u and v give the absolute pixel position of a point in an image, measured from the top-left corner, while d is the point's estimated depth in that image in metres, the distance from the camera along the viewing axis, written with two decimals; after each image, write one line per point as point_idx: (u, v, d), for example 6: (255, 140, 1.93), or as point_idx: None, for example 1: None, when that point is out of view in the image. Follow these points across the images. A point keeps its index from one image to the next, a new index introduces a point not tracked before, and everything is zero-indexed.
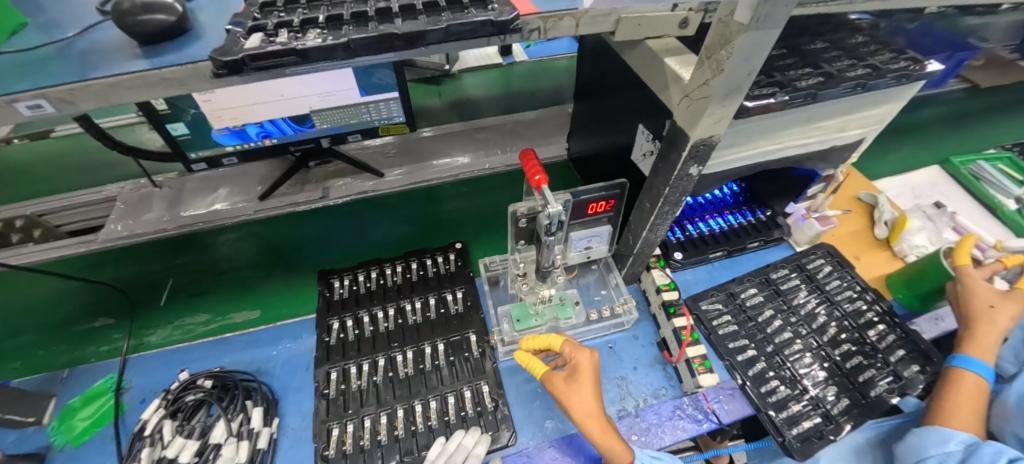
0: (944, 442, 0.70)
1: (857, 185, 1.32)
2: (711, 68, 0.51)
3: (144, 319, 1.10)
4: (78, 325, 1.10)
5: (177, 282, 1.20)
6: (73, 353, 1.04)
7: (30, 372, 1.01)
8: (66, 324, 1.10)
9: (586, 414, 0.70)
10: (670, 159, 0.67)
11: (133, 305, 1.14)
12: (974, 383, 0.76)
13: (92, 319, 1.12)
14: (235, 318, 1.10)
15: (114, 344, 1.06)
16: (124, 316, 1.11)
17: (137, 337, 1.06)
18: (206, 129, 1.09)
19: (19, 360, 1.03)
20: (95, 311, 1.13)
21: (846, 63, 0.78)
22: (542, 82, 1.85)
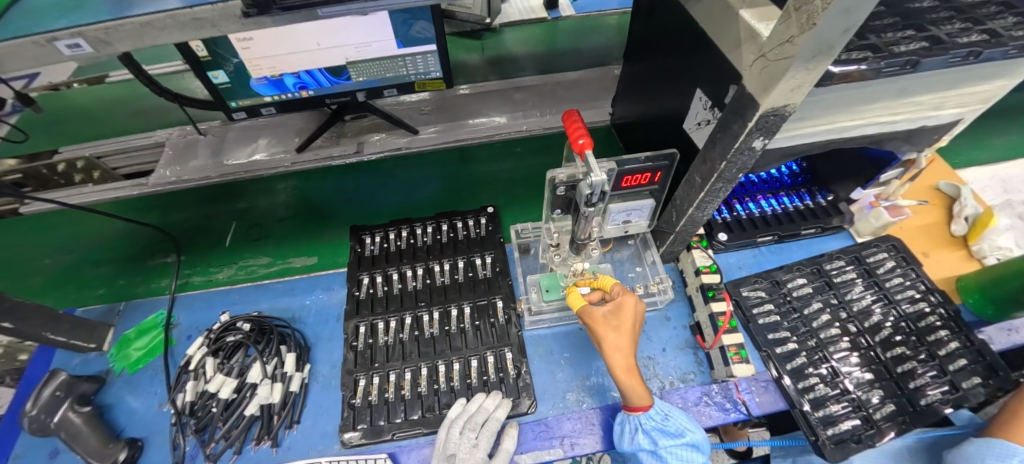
0: (1007, 456, 0.64)
1: (938, 173, 1.18)
2: (798, 22, 0.44)
3: (205, 260, 1.16)
4: (150, 259, 1.17)
5: (240, 225, 1.25)
6: (149, 284, 1.12)
7: (112, 300, 1.09)
8: (140, 258, 1.18)
9: (615, 349, 0.71)
10: (732, 130, 0.59)
11: (198, 244, 1.20)
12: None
13: (165, 254, 1.19)
14: (294, 263, 1.14)
15: (184, 278, 1.12)
16: (193, 254, 1.18)
17: (205, 273, 1.13)
18: (247, 79, 1.09)
19: (104, 287, 1.12)
20: (164, 247, 1.20)
21: (958, 26, 0.66)
22: (589, 40, 1.73)
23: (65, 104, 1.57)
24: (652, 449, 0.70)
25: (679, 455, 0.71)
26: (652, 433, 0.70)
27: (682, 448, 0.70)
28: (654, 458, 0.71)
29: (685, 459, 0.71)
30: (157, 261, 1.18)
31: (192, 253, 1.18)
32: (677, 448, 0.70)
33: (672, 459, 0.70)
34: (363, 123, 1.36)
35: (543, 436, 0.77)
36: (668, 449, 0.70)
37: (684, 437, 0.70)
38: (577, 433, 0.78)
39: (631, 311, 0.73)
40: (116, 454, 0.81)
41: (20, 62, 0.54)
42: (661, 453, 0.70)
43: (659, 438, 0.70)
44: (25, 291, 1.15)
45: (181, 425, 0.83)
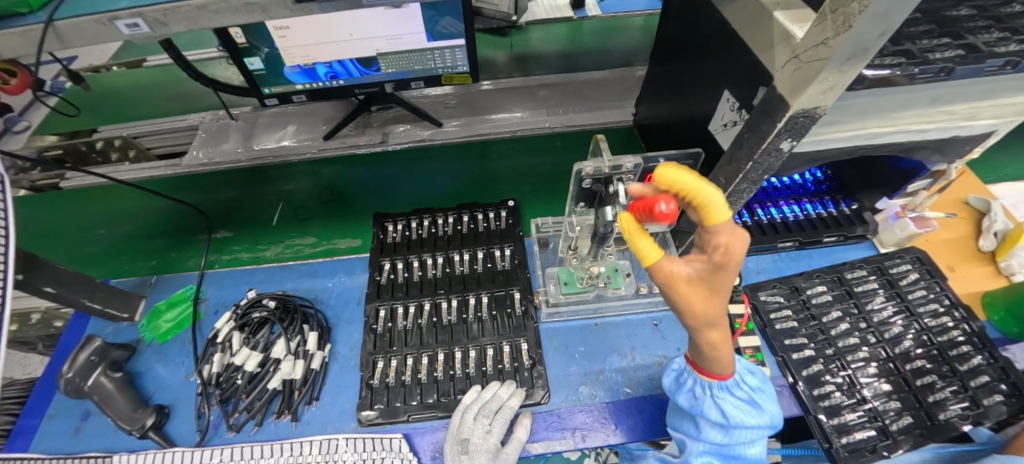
0: None
1: (969, 188, 1.15)
2: (834, 24, 0.44)
3: (255, 236, 1.21)
4: (201, 234, 1.23)
5: (286, 207, 1.29)
6: (201, 258, 1.18)
7: (164, 270, 1.15)
8: (189, 232, 1.23)
9: (706, 329, 0.50)
10: (760, 131, 0.60)
11: (244, 221, 1.25)
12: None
13: (215, 230, 1.24)
14: (339, 244, 1.18)
15: (234, 255, 1.17)
16: (241, 231, 1.23)
17: (253, 250, 1.18)
18: (280, 67, 1.12)
19: (150, 259, 1.18)
20: (214, 223, 1.25)
21: (995, 36, 0.66)
22: (614, 41, 1.73)
23: (104, 85, 1.63)
24: (724, 423, 0.64)
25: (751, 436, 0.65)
26: (730, 406, 0.64)
27: (759, 425, 0.65)
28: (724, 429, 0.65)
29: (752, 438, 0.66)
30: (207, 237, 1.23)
31: (241, 229, 1.24)
32: (752, 430, 0.65)
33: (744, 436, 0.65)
34: (389, 114, 1.39)
35: (555, 426, 0.79)
36: (745, 426, 0.64)
37: (761, 416, 0.65)
38: (588, 426, 0.79)
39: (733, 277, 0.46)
40: (144, 419, 0.84)
41: (85, 39, 0.57)
42: (735, 428, 0.64)
43: (734, 414, 0.64)
44: (80, 259, 1.21)
45: (207, 395, 0.87)
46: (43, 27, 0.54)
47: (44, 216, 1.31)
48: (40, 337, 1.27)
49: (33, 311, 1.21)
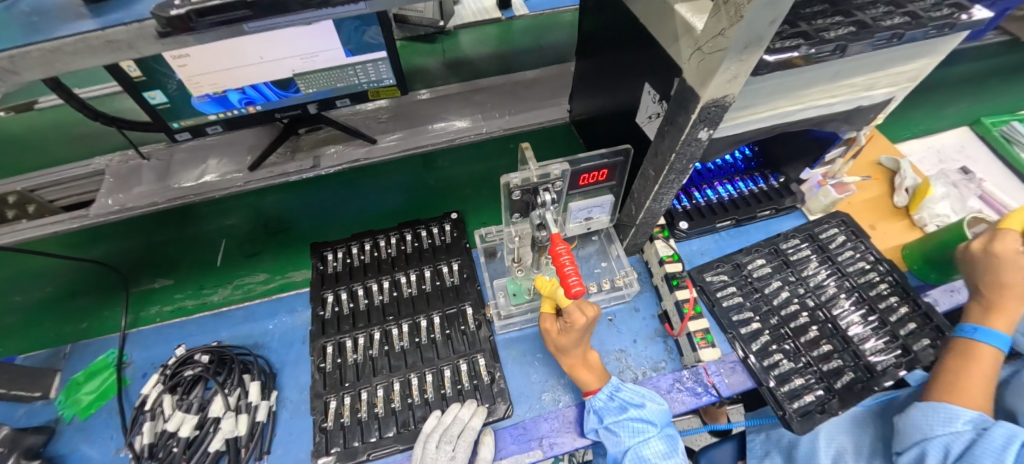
0: (951, 421, 0.64)
1: (879, 149, 1.24)
2: (727, 15, 0.45)
3: (198, 280, 1.11)
4: (138, 286, 1.11)
5: (230, 242, 1.20)
6: (136, 314, 1.05)
7: (96, 334, 1.03)
8: (124, 285, 1.11)
9: (562, 353, 0.76)
10: (678, 122, 0.60)
11: (187, 265, 1.15)
12: (990, 359, 0.70)
13: (152, 279, 1.13)
14: (295, 276, 1.10)
15: (177, 303, 1.07)
16: (182, 277, 1.12)
17: (198, 296, 1.08)
18: (187, 98, 1.03)
19: (67, 325, 1.05)
20: (151, 272, 1.14)
21: (881, 11, 0.70)
22: (546, 38, 1.74)
23: None
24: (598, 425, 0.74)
25: (632, 428, 0.72)
26: (601, 410, 0.74)
27: (625, 420, 0.72)
28: (611, 435, 0.72)
29: (639, 431, 0.72)
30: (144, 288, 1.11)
31: (183, 276, 1.13)
32: (627, 422, 0.72)
33: (626, 434, 0.71)
34: (318, 136, 1.32)
35: (522, 438, 0.77)
36: (618, 423, 0.72)
37: (629, 412, 0.72)
38: (555, 433, 0.77)
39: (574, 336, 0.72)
40: None
41: None
42: (613, 428, 0.72)
43: (605, 415, 0.73)
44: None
45: None
46: None
47: None
48: None
49: None
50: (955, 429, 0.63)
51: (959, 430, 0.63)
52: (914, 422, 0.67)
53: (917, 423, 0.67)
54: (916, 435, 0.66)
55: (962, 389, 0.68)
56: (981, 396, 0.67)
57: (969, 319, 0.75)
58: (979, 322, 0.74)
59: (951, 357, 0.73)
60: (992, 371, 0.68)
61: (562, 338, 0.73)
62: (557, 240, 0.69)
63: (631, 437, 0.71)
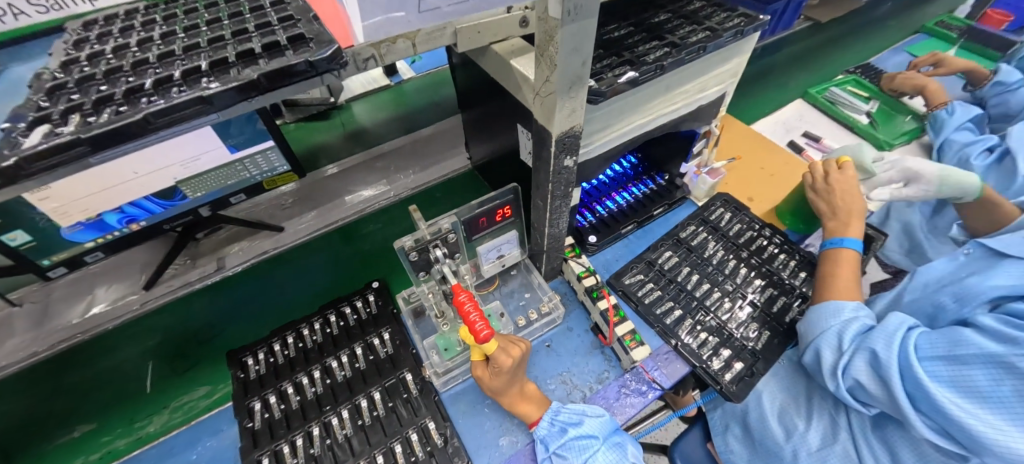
0: (841, 311, 0.81)
1: (737, 133, 1.44)
2: (547, 65, 0.53)
3: (120, 415, 0.98)
4: (49, 442, 0.94)
5: (158, 362, 1.06)
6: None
7: None
8: (30, 444, 0.94)
9: (499, 395, 0.77)
10: (544, 156, 0.67)
11: (111, 401, 1.00)
12: (851, 259, 0.91)
13: (70, 428, 0.96)
14: None
15: (108, 446, 0.93)
16: (108, 415, 0.98)
17: (131, 432, 0.95)
18: (54, 230, 0.94)
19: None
20: (67, 419, 0.98)
21: (688, 30, 0.84)
22: (438, 94, 1.83)
23: None
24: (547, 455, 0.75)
25: (578, 446, 0.73)
26: (545, 440, 0.75)
27: (568, 441, 0.73)
28: (562, 460, 0.73)
29: (584, 447, 0.73)
30: (63, 440, 0.95)
31: (107, 414, 0.98)
32: (572, 441, 0.73)
33: (573, 453, 0.72)
34: (219, 236, 1.26)
35: None
36: (563, 446, 0.73)
37: (568, 431, 0.74)
38: None
39: (503, 377, 0.73)
40: None
41: None
42: (562, 452, 0.73)
43: (551, 442, 0.74)
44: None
45: None
46: None
47: None
48: None
49: None
50: (845, 317, 0.81)
51: (847, 317, 0.81)
52: (813, 321, 0.84)
53: (815, 321, 0.83)
54: (815, 331, 0.83)
55: (841, 288, 0.86)
56: (851, 289, 0.86)
57: (831, 233, 0.96)
58: (841, 233, 0.94)
59: (825, 265, 0.92)
60: (851, 269, 0.89)
61: (495, 382, 0.74)
62: (457, 290, 0.71)
63: (579, 456, 0.72)
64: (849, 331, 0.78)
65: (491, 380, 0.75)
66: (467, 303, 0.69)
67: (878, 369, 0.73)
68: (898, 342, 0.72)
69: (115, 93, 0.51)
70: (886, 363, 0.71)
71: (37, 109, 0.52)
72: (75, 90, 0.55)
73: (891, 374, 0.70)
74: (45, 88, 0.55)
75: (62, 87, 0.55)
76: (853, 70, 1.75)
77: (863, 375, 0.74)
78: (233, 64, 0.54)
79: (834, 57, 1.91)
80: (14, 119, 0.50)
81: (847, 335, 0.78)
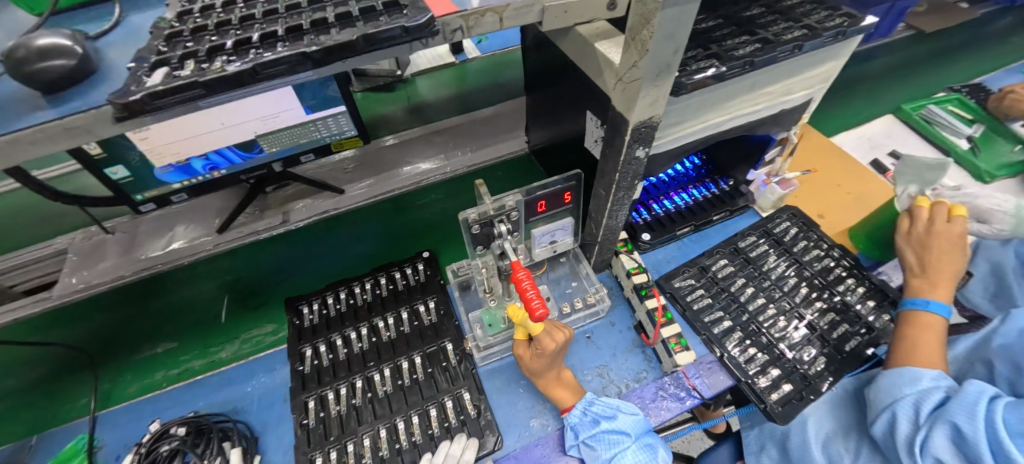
0: (916, 380, 0.69)
1: (814, 145, 1.34)
2: (637, 49, 0.51)
3: (204, 341, 1.08)
4: (139, 354, 1.07)
5: (233, 296, 1.18)
6: (142, 381, 1.02)
7: (107, 403, 0.98)
8: (124, 354, 1.08)
9: (536, 376, 0.78)
10: (615, 144, 0.65)
11: (190, 327, 1.12)
12: (937, 326, 0.79)
13: (154, 344, 1.09)
14: None
15: (184, 365, 1.04)
16: (187, 339, 1.09)
17: (206, 355, 1.05)
18: (150, 169, 1.04)
19: (21, 419, 0.98)
20: (153, 338, 1.10)
21: (782, 26, 0.79)
22: (501, 75, 1.83)
23: None
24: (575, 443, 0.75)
25: (608, 440, 0.72)
26: (576, 427, 0.75)
27: (599, 434, 0.73)
28: (590, 451, 0.73)
29: (615, 443, 0.71)
30: (146, 354, 1.08)
31: (187, 337, 1.10)
32: (603, 435, 0.72)
33: (603, 447, 0.71)
34: (286, 192, 1.33)
35: None
36: (593, 437, 0.73)
37: (600, 424, 0.73)
38: (548, 459, 0.78)
39: (546, 360, 0.73)
40: None
41: None
42: (591, 443, 0.73)
43: (581, 431, 0.74)
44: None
45: None
46: None
47: None
48: None
49: None
50: (923, 387, 0.68)
51: (925, 387, 0.68)
52: (885, 387, 0.72)
53: (886, 388, 0.72)
54: (886, 399, 0.71)
55: (922, 355, 0.75)
56: (935, 359, 0.74)
57: (914, 293, 0.84)
58: (927, 294, 0.82)
59: (904, 329, 0.81)
60: (937, 339, 0.77)
61: (534, 363, 0.75)
62: (517, 267, 0.70)
63: (608, 450, 0.71)
64: (926, 402, 0.66)
65: (531, 360, 0.76)
66: (525, 280, 0.68)
67: (965, 450, 0.58)
68: (983, 414, 0.58)
69: (226, 44, 0.55)
70: (975, 444, 0.57)
71: (157, 53, 0.57)
72: (189, 38, 0.59)
73: (981, 456, 0.56)
74: (165, 33, 0.60)
75: (179, 35, 0.60)
76: (957, 88, 1.57)
77: (946, 455, 0.59)
78: (331, 24, 0.56)
79: (937, 71, 1.73)
80: (138, 60, 0.55)
81: (924, 407, 0.65)
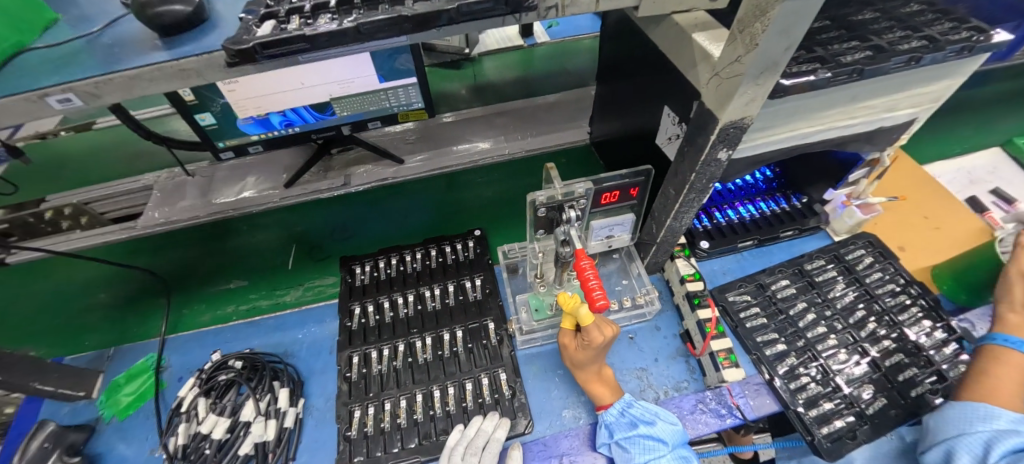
0: (990, 418, 0.65)
1: (905, 171, 1.23)
2: (744, 43, 0.48)
3: (271, 283, 1.16)
4: (214, 286, 1.17)
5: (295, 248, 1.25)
6: (214, 311, 1.11)
7: (184, 328, 1.08)
8: (201, 286, 1.17)
9: (578, 367, 0.78)
10: (697, 143, 0.63)
11: (261, 268, 1.20)
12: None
13: (227, 281, 1.18)
14: None
15: (252, 303, 1.11)
16: (258, 279, 1.17)
17: (272, 296, 1.12)
18: (233, 119, 1.09)
19: (106, 331, 1.09)
20: (226, 274, 1.20)
21: (898, 35, 0.72)
22: (568, 63, 1.80)
23: (48, 155, 1.56)
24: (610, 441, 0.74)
25: (644, 445, 0.71)
26: (612, 426, 0.74)
27: (634, 437, 0.72)
28: (622, 452, 0.72)
29: (650, 448, 0.70)
30: (220, 288, 1.17)
31: (258, 278, 1.18)
32: (638, 438, 0.72)
33: (636, 450, 0.70)
34: (349, 156, 1.38)
35: (543, 454, 0.78)
36: (628, 439, 0.72)
37: (638, 428, 0.72)
38: (576, 451, 0.78)
39: (592, 353, 0.73)
40: None
41: (14, 119, 0.56)
42: (624, 444, 0.72)
43: (616, 430, 0.74)
44: (83, 327, 1.10)
45: None
46: None
47: None
48: None
49: None
50: (996, 426, 0.64)
51: (998, 427, 0.64)
52: (951, 420, 0.69)
53: (953, 421, 0.68)
54: (951, 432, 0.68)
55: (998, 387, 0.69)
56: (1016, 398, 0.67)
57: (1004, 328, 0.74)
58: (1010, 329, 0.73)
59: (983, 357, 0.74)
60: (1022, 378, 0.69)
61: (579, 354, 0.75)
62: (580, 254, 0.71)
63: (642, 455, 0.70)
64: (998, 442, 0.62)
65: (577, 352, 0.75)
66: (587, 270, 0.69)
67: None
68: None
69: (328, 2, 0.57)
70: None
71: (265, 6, 0.59)
72: None
73: None
74: None
75: None
76: None
77: None
78: None
79: None
80: (248, 11, 0.58)
81: (994, 447, 0.62)
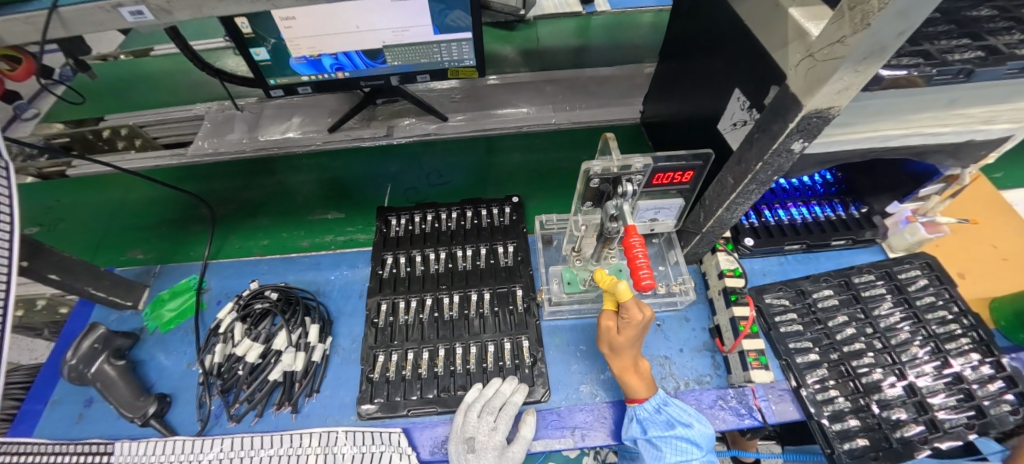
0: None
1: (979, 195, 1.13)
2: (852, 22, 0.43)
3: (367, 218, 1.19)
4: (312, 215, 1.21)
5: (332, 191, 1.27)
6: (313, 239, 1.16)
7: (279, 250, 1.14)
8: (301, 213, 1.22)
9: (614, 354, 0.77)
10: (771, 130, 0.59)
11: (358, 205, 1.23)
12: None
13: (324, 211, 1.22)
14: None
15: (350, 235, 1.16)
16: (353, 213, 1.21)
17: (368, 231, 1.16)
18: (286, 57, 1.07)
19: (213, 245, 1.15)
20: (325, 204, 1.24)
21: (1017, 37, 0.64)
22: (625, 37, 1.71)
23: (109, 75, 1.60)
24: (642, 438, 0.74)
25: (676, 446, 0.72)
26: (645, 422, 0.74)
27: (669, 436, 0.72)
28: (652, 448, 0.73)
29: (683, 450, 0.72)
30: (319, 218, 1.22)
31: (352, 213, 1.22)
32: (672, 439, 0.72)
33: (669, 450, 0.71)
34: (394, 108, 1.36)
35: (556, 425, 0.79)
36: (661, 438, 0.72)
37: (674, 429, 0.73)
38: (588, 425, 0.79)
39: (632, 332, 0.71)
40: (146, 407, 0.82)
41: (92, 27, 0.57)
42: (656, 442, 0.72)
43: (650, 427, 0.73)
44: (185, 239, 1.17)
45: (208, 385, 0.86)
46: (47, 13, 0.54)
47: (52, 202, 1.26)
48: (44, 322, 1.24)
49: (38, 297, 1.21)
50: None
51: None
52: None
53: None
54: None
55: None
56: None
57: None
58: None
59: None
60: None
61: (619, 337, 0.73)
62: (631, 230, 0.69)
63: (674, 455, 0.72)
64: None
65: (615, 335, 0.74)
66: (636, 247, 0.67)
67: None
68: None
69: None
70: None
71: None
72: None
73: None
74: None
75: None
76: None
77: None
78: None
79: None
80: None
81: None
